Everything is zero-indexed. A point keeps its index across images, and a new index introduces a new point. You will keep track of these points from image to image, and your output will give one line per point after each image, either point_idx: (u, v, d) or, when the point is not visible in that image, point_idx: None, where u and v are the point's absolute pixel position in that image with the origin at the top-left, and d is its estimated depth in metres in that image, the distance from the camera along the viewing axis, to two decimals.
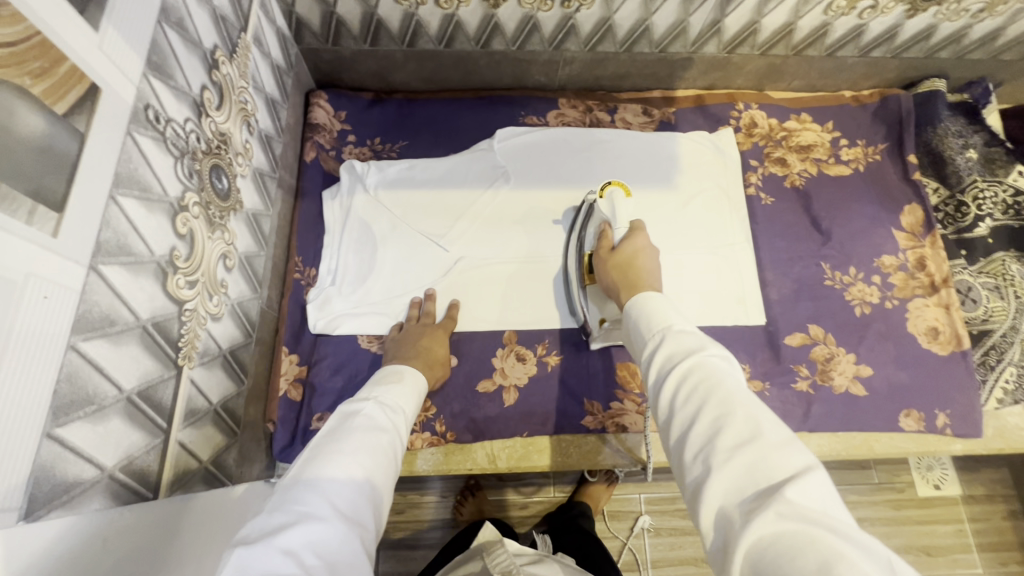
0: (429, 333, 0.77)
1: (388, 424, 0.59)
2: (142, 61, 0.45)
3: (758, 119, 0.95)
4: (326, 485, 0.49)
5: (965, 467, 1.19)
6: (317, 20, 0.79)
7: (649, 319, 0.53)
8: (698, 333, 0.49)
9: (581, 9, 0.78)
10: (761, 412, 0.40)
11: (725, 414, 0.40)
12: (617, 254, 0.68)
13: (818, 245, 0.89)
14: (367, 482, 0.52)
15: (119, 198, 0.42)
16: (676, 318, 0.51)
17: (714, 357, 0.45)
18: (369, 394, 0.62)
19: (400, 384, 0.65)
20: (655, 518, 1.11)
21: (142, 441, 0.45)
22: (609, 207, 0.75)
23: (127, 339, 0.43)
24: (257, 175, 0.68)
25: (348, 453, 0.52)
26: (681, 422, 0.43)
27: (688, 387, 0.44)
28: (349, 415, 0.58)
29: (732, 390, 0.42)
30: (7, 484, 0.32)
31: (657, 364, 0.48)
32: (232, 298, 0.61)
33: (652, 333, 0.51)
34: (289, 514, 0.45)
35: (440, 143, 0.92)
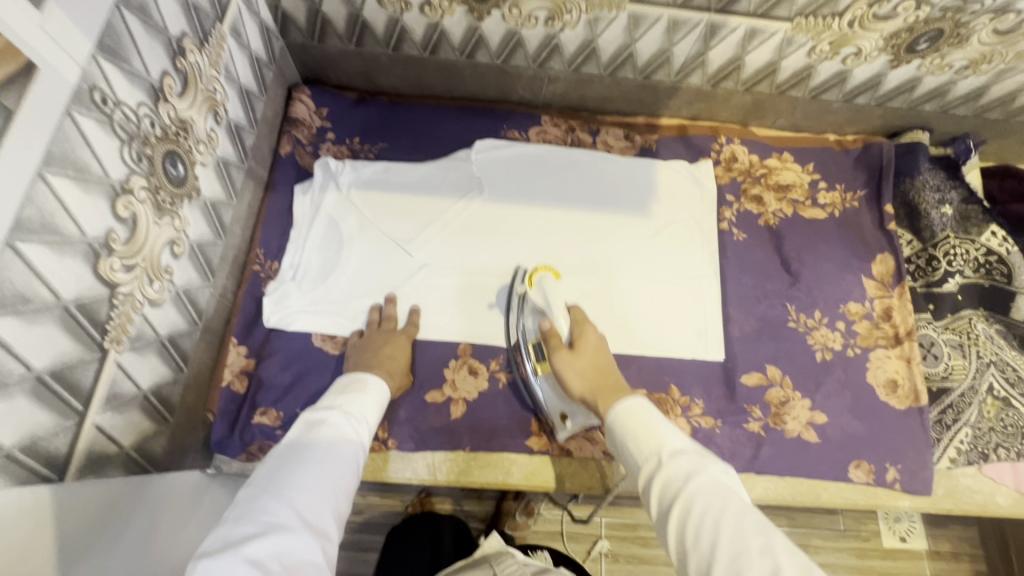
0: (390, 337, 0.77)
1: (352, 433, 0.61)
2: (93, 43, 0.45)
3: (739, 155, 0.95)
4: (295, 495, 0.51)
5: (933, 521, 1.17)
6: (302, 16, 0.79)
7: (637, 439, 0.55)
8: (689, 452, 0.52)
9: (565, 29, 0.78)
10: (772, 542, 0.43)
11: (740, 552, 0.43)
12: (580, 354, 0.70)
13: (786, 286, 0.88)
14: (333, 491, 0.54)
15: (49, 177, 0.42)
16: (666, 435, 0.54)
17: (715, 480, 0.49)
18: (334, 402, 0.63)
19: (363, 392, 0.66)
20: (614, 543, 1.09)
21: (51, 422, 0.44)
22: (543, 295, 0.77)
23: (43, 318, 0.42)
24: (221, 165, 0.68)
25: (314, 464, 0.54)
26: (698, 561, 0.45)
27: (696, 524, 0.46)
28: (316, 424, 0.59)
29: (741, 520, 0.45)
30: None
31: (660, 490, 0.50)
32: (177, 285, 0.61)
33: (646, 455, 0.54)
34: (256, 524, 0.47)
35: (419, 148, 0.92)
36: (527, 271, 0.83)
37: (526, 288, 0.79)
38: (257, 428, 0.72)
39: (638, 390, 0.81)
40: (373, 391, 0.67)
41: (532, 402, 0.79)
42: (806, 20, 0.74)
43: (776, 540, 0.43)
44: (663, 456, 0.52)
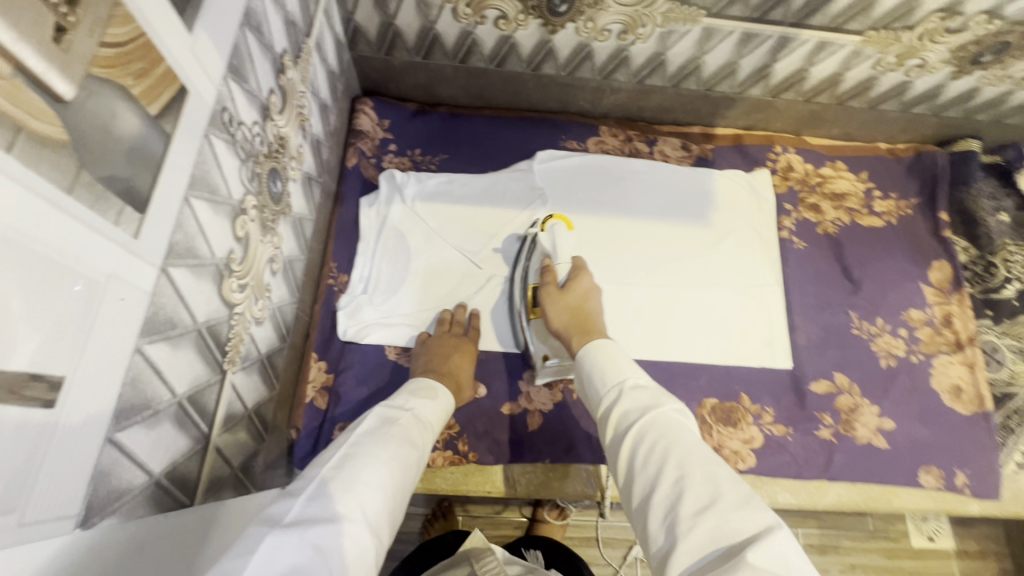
0: (458, 343, 0.76)
1: (419, 440, 0.56)
2: (225, 65, 0.45)
3: (795, 164, 0.96)
4: (362, 486, 0.46)
5: (959, 521, 1.18)
6: (375, 30, 0.79)
7: (604, 372, 0.57)
8: (652, 389, 0.54)
9: (637, 42, 0.79)
10: (715, 470, 0.44)
11: (680, 471, 0.44)
12: (568, 296, 0.71)
13: (847, 293, 0.89)
14: (394, 493, 0.49)
15: (192, 200, 0.41)
16: (630, 372, 0.56)
17: (671, 416, 0.49)
18: (406, 404, 0.59)
19: (434, 401, 0.63)
20: None
21: (186, 447, 0.44)
22: (552, 240, 0.78)
23: (184, 342, 0.42)
24: (305, 180, 0.68)
25: (384, 459, 0.50)
26: (643, 482, 0.46)
27: (646, 446, 0.47)
28: (386, 422, 0.55)
29: (687, 449, 0.45)
30: (68, 495, 0.31)
31: (617, 424, 0.52)
32: (274, 302, 0.61)
33: (608, 388, 0.55)
34: (325, 507, 0.43)
35: (479, 159, 0.92)
36: (540, 222, 0.83)
37: (538, 231, 0.80)
38: None
39: (709, 399, 0.82)
40: (442, 402, 0.63)
41: None
42: (877, 33, 0.76)
43: (723, 473, 0.44)
44: (624, 387, 0.54)
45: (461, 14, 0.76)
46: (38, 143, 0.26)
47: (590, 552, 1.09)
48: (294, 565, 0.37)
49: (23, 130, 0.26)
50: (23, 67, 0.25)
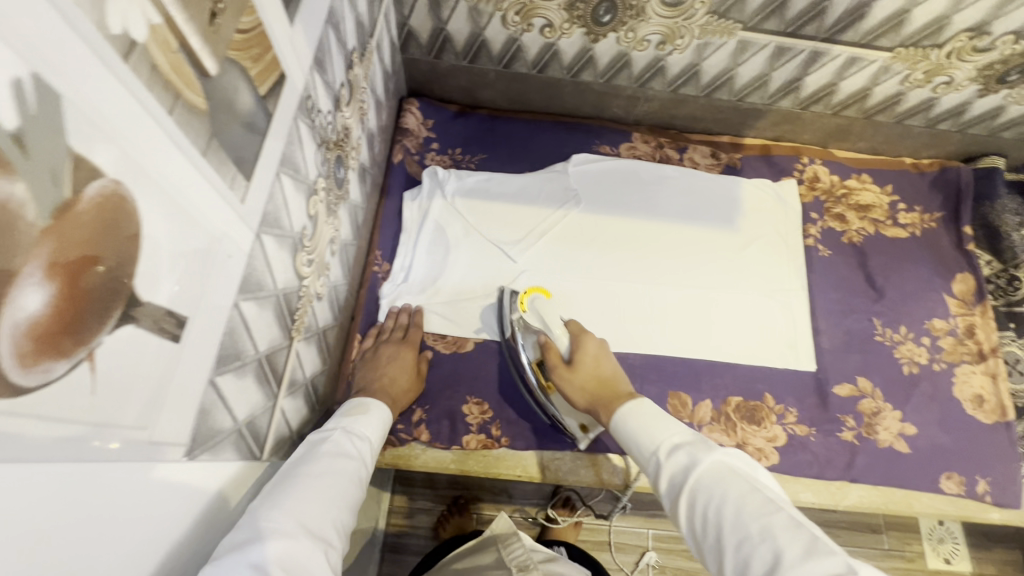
0: (399, 352, 0.75)
1: (356, 449, 0.54)
2: (312, 56, 0.49)
3: (821, 175, 0.99)
4: (296, 504, 0.45)
5: (977, 544, 1.17)
6: (427, 34, 0.84)
7: (639, 434, 0.58)
8: (687, 443, 0.55)
9: (674, 53, 0.83)
10: (772, 521, 0.45)
11: (743, 540, 0.45)
12: (578, 368, 0.72)
13: (870, 301, 0.91)
14: (337, 503, 0.48)
15: (281, 176, 0.46)
16: (663, 432, 0.57)
17: (711, 469, 0.51)
18: (335, 422, 0.57)
19: (367, 414, 0.60)
20: (661, 555, 1.09)
21: (262, 402, 0.48)
22: (540, 316, 0.80)
23: (267, 305, 0.46)
24: (361, 170, 0.73)
25: (315, 476, 0.48)
26: (710, 547, 0.48)
27: (703, 515, 0.49)
28: (317, 442, 0.54)
29: (737, 509, 0.47)
30: (181, 425, 0.35)
31: (669, 491, 0.53)
32: (331, 281, 0.65)
33: (646, 457, 0.57)
34: (254, 532, 0.41)
35: (516, 159, 0.96)
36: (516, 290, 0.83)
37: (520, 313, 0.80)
38: None
39: (734, 397, 0.84)
40: (377, 413, 0.60)
41: None
42: (906, 51, 0.79)
43: (778, 518, 0.45)
44: (660, 454, 0.55)
45: (510, 22, 0.80)
46: (190, 109, 0.31)
47: (603, 557, 1.09)
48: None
49: (181, 97, 0.30)
50: (185, 44, 0.29)
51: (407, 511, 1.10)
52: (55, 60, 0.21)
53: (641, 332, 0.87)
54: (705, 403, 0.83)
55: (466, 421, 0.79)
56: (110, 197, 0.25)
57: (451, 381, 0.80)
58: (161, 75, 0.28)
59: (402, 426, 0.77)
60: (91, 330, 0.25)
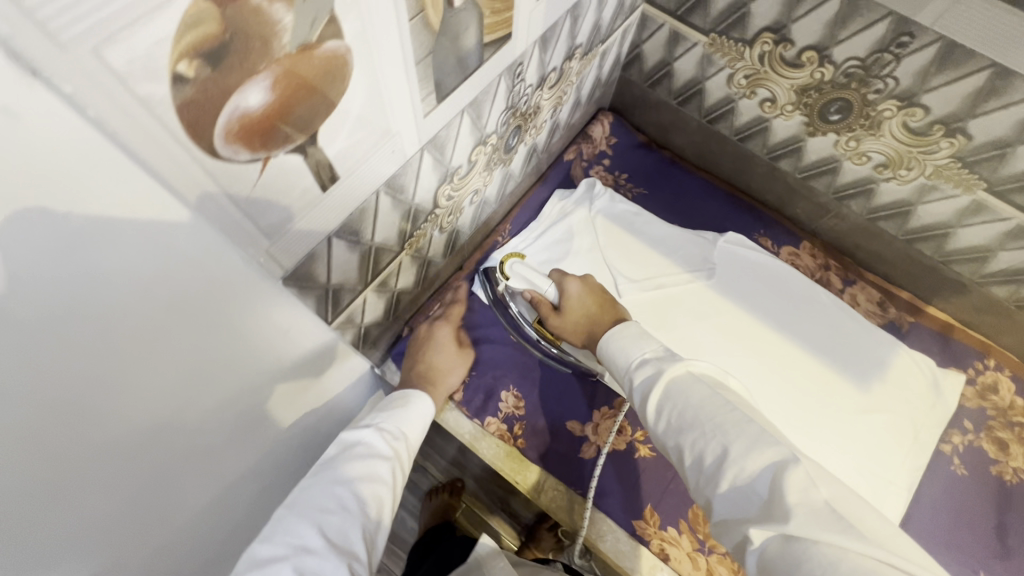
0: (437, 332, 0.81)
1: (387, 453, 0.53)
2: (542, 33, 0.55)
3: (1002, 388, 0.83)
4: (326, 515, 0.45)
5: None
6: (653, 63, 0.87)
7: (616, 350, 0.54)
8: (662, 355, 0.51)
9: (891, 180, 0.76)
10: (731, 421, 0.43)
11: (697, 435, 0.43)
12: (566, 315, 0.69)
13: (988, 553, 0.74)
14: (366, 510, 0.47)
15: (465, 115, 0.52)
16: (635, 347, 0.52)
17: (679, 373, 0.48)
18: (371, 421, 0.56)
19: (402, 409, 0.59)
20: None
21: (353, 281, 0.54)
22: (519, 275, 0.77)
23: (398, 208, 0.52)
24: (531, 149, 0.78)
25: (343, 482, 0.48)
26: (668, 438, 0.46)
27: (667, 410, 0.46)
28: (348, 445, 0.53)
29: (699, 407, 0.45)
30: (292, 256, 0.41)
31: (636, 394, 0.49)
32: (457, 223, 0.71)
33: (620, 374, 0.53)
34: (281, 541, 0.42)
35: (673, 210, 0.96)
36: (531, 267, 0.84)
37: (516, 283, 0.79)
38: None
39: None
40: (413, 408, 0.59)
41: (654, 487, 0.76)
42: None
43: (740, 416, 0.43)
44: (631, 367, 0.51)
45: (735, 82, 0.80)
46: (424, 24, 0.37)
47: None
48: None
49: (422, 13, 0.36)
50: None
51: None
52: None
53: None
54: None
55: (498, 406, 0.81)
56: (336, 58, 0.32)
57: (505, 365, 0.83)
58: None
59: None
60: (277, 144, 0.32)
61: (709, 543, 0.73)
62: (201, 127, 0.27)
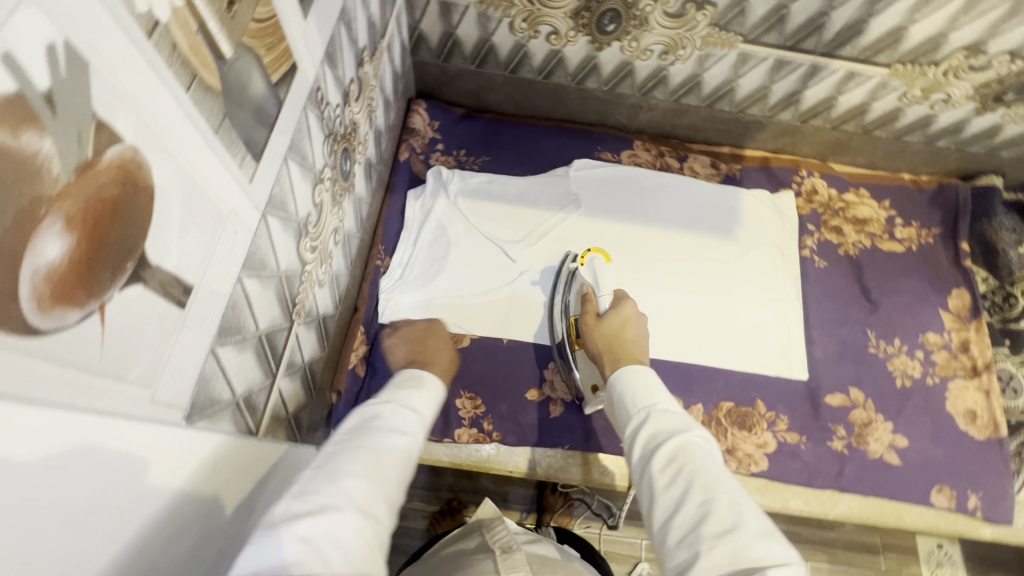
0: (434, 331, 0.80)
1: (411, 426, 0.52)
2: (324, 50, 0.52)
3: (819, 188, 1.01)
4: (345, 477, 0.44)
5: (975, 568, 1.27)
6: (437, 38, 0.87)
7: (635, 393, 0.57)
8: (680, 415, 0.53)
9: (676, 63, 0.86)
10: (740, 499, 0.45)
11: (709, 499, 0.44)
12: (603, 322, 0.72)
13: (866, 313, 0.92)
14: (385, 479, 0.46)
15: (289, 161, 0.48)
16: (661, 397, 0.55)
17: (697, 439, 0.50)
18: (392, 396, 0.54)
19: (422, 388, 0.57)
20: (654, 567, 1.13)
21: (260, 380, 0.49)
22: (593, 273, 0.81)
23: (270, 284, 0.48)
24: (367, 165, 0.75)
25: (368, 448, 0.47)
26: (666, 500, 0.46)
27: (676, 469, 0.47)
28: (366, 420, 0.51)
29: (716, 477, 0.46)
30: (181, 391, 0.36)
31: (644, 443, 0.51)
32: (333, 270, 0.67)
33: (637, 408, 0.55)
34: (310, 496, 0.42)
35: (520, 164, 0.99)
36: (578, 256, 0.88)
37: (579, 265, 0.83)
38: None
39: (726, 402, 0.85)
40: (431, 389, 0.57)
41: None
42: (904, 67, 0.81)
43: (746, 501, 0.45)
44: (652, 411, 0.54)
45: (517, 28, 0.83)
46: (204, 88, 0.33)
47: None
48: (281, 566, 0.37)
49: (197, 77, 0.32)
50: (204, 26, 0.32)
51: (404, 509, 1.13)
52: (87, 34, 0.23)
53: None
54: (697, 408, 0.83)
55: (459, 416, 0.80)
56: (124, 163, 0.27)
57: None
58: (179, 53, 0.30)
59: None
60: (103, 285, 0.27)
61: None
62: (5, 311, 0.22)
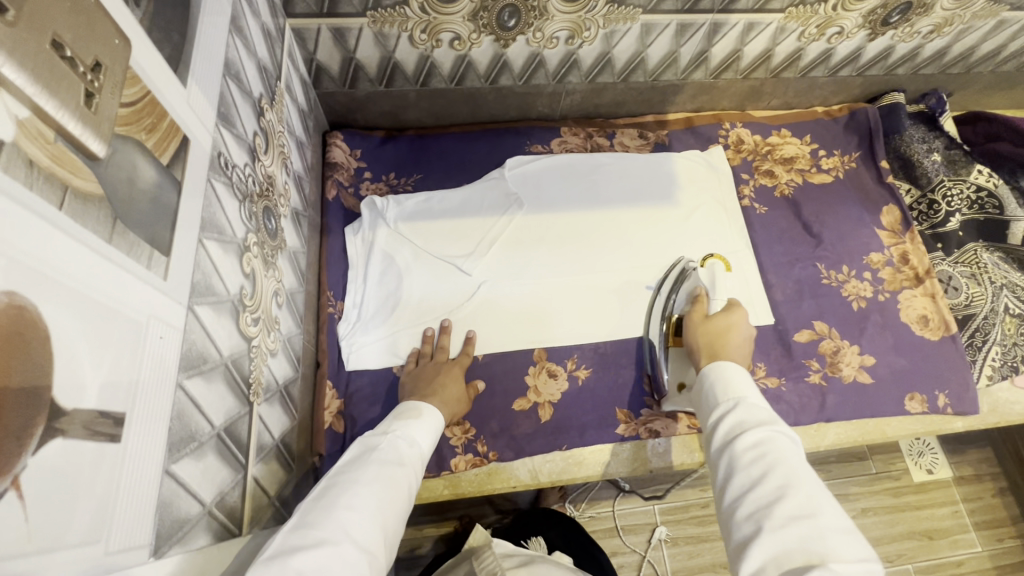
0: (445, 368, 0.78)
1: (404, 459, 0.57)
2: (214, 113, 0.48)
3: (744, 137, 1.03)
4: (342, 509, 0.47)
5: (952, 450, 1.38)
6: (337, 66, 0.82)
7: (724, 386, 0.60)
8: (766, 408, 0.56)
9: (584, 45, 0.85)
10: (820, 494, 0.47)
11: (787, 483, 0.47)
12: (710, 322, 0.74)
13: (813, 247, 0.96)
14: (381, 509, 0.49)
15: (205, 241, 0.44)
16: (748, 390, 0.58)
17: (784, 433, 0.52)
18: (388, 428, 0.60)
19: (421, 419, 0.64)
20: (671, 528, 1.17)
21: (229, 477, 0.46)
22: (709, 277, 0.87)
23: (216, 376, 0.44)
24: (294, 216, 0.71)
25: (366, 481, 0.51)
26: (743, 479, 0.50)
27: (756, 451, 0.51)
28: (367, 449, 0.56)
29: (798, 464, 0.49)
30: (139, 527, 0.33)
31: (729, 425, 0.55)
32: (284, 334, 0.63)
33: (723, 400, 0.58)
34: (310, 527, 0.45)
35: (452, 175, 0.97)
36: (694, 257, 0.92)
37: (699, 267, 0.89)
38: None
39: None
40: (428, 421, 0.64)
41: (609, 392, 0.83)
42: (796, 9, 0.83)
43: (826, 494, 0.47)
44: (739, 402, 0.57)
45: (417, 41, 0.80)
46: (82, 198, 0.29)
47: (615, 541, 1.16)
48: None
49: (69, 187, 0.28)
50: (63, 131, 0.28)
51: (418, 541, 1.11)
52: None
53: (606, 318, 0.88)
54: None
55: (451, 444, 0.78)
56: (4, 313, 0.23)
57: None
58: (42, 170, 0.26)
59: None
60: (10, 459, 0.23)
61: None
62: None
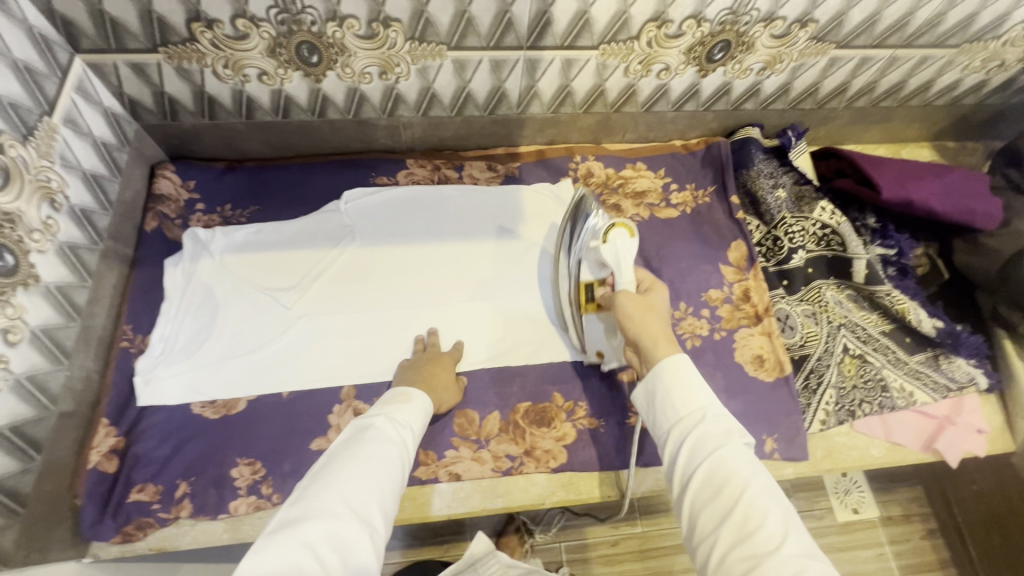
0: (435, 360, 0.82)
1: (397, 440, 0.59)
2: None
3: (595, 170, 1.02)
4: (343, 489, 0.50)
5: (880, 489, 1.30)
6: (149, 99, 0.83)
7: (675, 390, 0.60)
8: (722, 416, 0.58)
9: (400, 80, 0.85)
10: (788, 515, 0.50)
11: (747, 509, 0.50)
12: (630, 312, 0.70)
13: None
14: (381, 488, 0.52)
15: None
16: (696, 397, 0.59)
17: (736, 447, 0.55)
18: (379, 412, 0.62)
19: (409, 403, 0.65)
20: (575, 567, 1.15)
21: None
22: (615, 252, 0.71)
23: None
24: (64, 250, 0.72)
25: (364, 463, 0.53)
26: (706, 505, 0.52)
27: (717, 477, 0.53)
28: (362, 434, 0.58)
29: (757, 481, 0.52)
30: None
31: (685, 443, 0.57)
32: (17, 372, 0.65)
33: (679, 411, 0.59)
34: (304, 507, 0.48)
35: (289, 207, 0.95)
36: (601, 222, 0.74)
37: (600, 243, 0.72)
38: (133, 506, 0.72)
39: (522, 403, 0.84)
40: (417, 405, 0.65)
41: None
42: (610, 46, 0.83)
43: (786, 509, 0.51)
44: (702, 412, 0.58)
45: (224, 76, 0.80)
46: None
47: None
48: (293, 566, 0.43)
49: None
50: None
51: None
52: None
53: None
54: (492, 416, 0.82)
55: (236, 486, 0.75)
56: None
57: (222, 448, 0.77)
58: None
59: (159, 502, 0.73)
60: None
61: (482, 437, 0.81)
62: None
